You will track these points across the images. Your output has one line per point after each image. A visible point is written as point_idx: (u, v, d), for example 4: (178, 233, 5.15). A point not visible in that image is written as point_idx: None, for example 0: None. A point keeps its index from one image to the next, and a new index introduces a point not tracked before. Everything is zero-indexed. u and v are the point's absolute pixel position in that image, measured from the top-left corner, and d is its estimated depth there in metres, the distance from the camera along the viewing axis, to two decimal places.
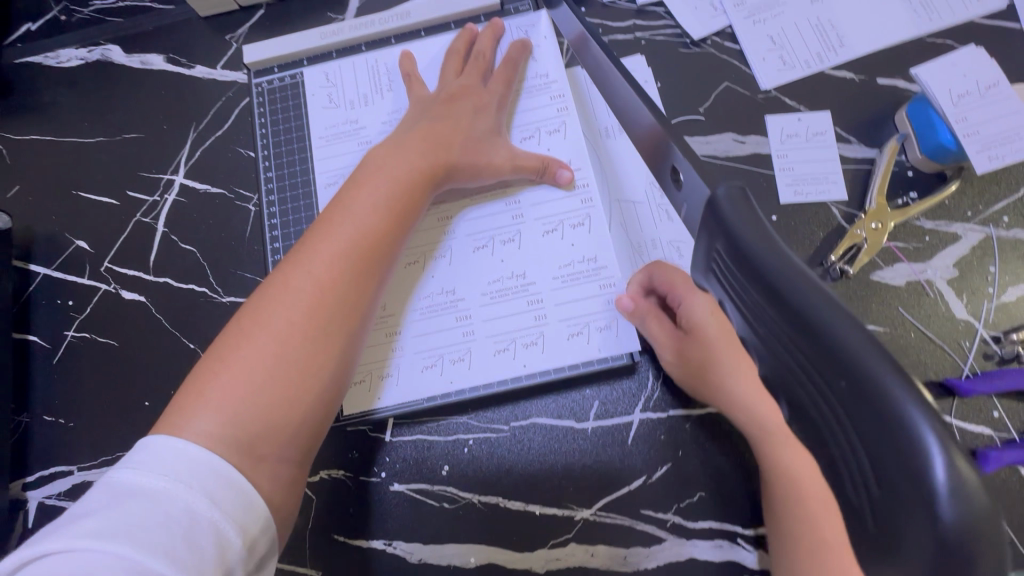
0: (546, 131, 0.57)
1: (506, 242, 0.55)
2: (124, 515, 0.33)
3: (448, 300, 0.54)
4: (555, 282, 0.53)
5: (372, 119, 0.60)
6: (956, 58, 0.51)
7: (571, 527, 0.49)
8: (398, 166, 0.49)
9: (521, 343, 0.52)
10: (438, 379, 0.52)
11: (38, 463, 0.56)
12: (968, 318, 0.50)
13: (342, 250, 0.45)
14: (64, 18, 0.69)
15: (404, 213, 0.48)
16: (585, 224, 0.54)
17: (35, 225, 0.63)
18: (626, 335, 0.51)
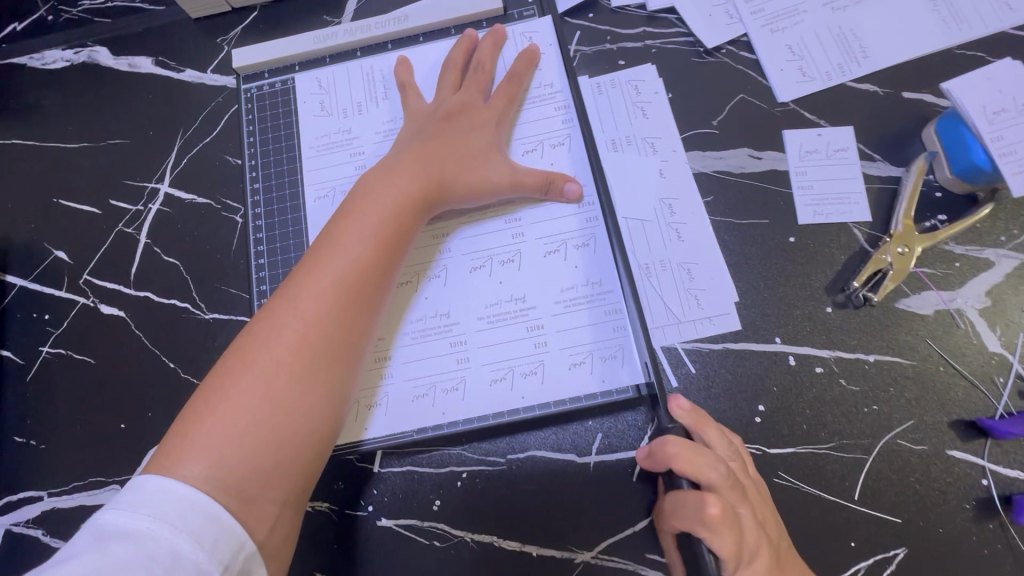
0: (548, 146, 0.54)
1: (505, 263, 0.51)
2: (105, 559, 0.31)
3: (441, 324, 0.51)
4: (556, 308, 0.50)
5: (366, 129, 0.57)
6: (990, 71, 0.48)
7: (570, 570, 0.46)
8: (391, 187, 0.47)
9: (519, 372, 0.49)
10: (430, 410, 0.49)
11: (6, 487, 0.53)
12: (1001, 352, 0.46)
13: (330, 280, 0.43)
14: (51, 18, 0.66)
15: (398, 238, 0.46)
16: (589, 245, 0.51)
17: (14, 234, 0.60)
18: (632, 366, 0.47)
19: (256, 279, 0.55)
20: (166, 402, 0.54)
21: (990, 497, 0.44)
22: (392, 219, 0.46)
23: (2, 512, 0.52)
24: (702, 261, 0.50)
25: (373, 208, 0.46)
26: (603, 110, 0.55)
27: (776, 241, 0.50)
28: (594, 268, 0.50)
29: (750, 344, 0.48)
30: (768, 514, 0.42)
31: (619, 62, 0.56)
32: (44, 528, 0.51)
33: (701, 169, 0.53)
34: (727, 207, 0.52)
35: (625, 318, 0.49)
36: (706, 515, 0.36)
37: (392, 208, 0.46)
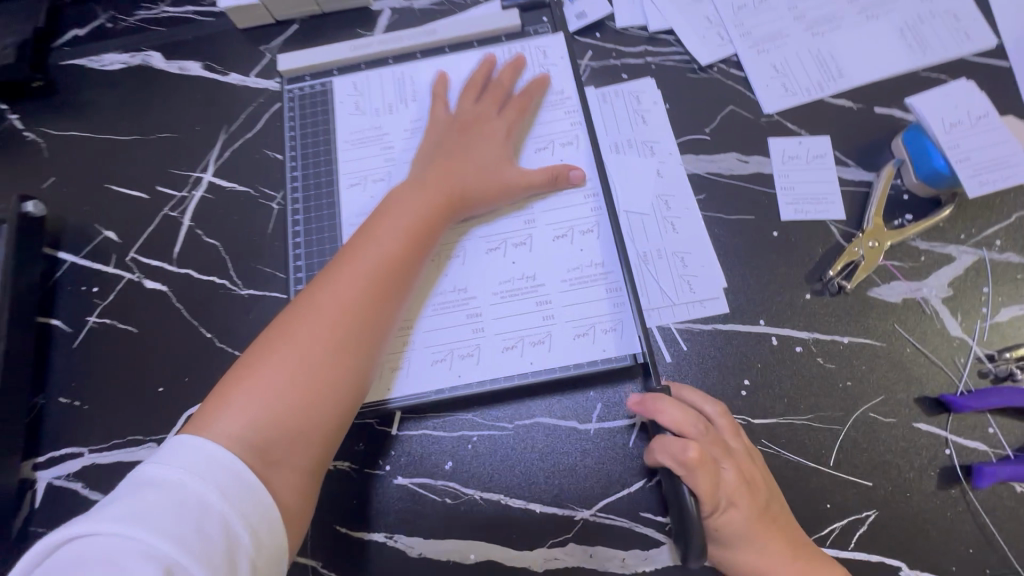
0: (558, 143, 0.60)
1: (518, 245, 0.57)
2: (142, 503, 0.35)
3: (458, 298, 0.56)
4: (564, 285, 0.55)
5: (395, 127, 0.63)
6: (948, 89, 0.54)
7: (571, 527, 0.50)
8: (422, 191, 0.53)
9: (529, 341, 0.54)
10: (446, 374, 0.54)
11: (50, 444, 0.57)
12: (962, 336, 0.51)
13: (368, 269, 0.48)
14: (110, 26, 0.74)
15: (426, 236, 0.52)
16: (593, 230, 0.56)
17: (66, 215, 0.65)
18: (630, 337, 0.53)
19: (292, 260, 0.60)
20: (201, 369, 0.58)
21: (952, 466, 0.48)
22: (420, 219, 0.52)
23: (45, 467, 0.56)
24: (696, 250, 0.56)
25: (405, 209, 0.52)
26: (607, 117, 0.61)
27: (761, 235, 0.56)
28: (598, 249, 0.56)
29: (737, 325, 0.53)
30: (760, 478, 0.46)
31: (622, 76, 0.63)
32: (83, 482, 0.55)
33: (694, 171, 0.59)
34: (717, 204, 0.57)
35: (624, 295, 0.54)
36: (684, 456, 0.44)
37: (421, 210, 0.52)
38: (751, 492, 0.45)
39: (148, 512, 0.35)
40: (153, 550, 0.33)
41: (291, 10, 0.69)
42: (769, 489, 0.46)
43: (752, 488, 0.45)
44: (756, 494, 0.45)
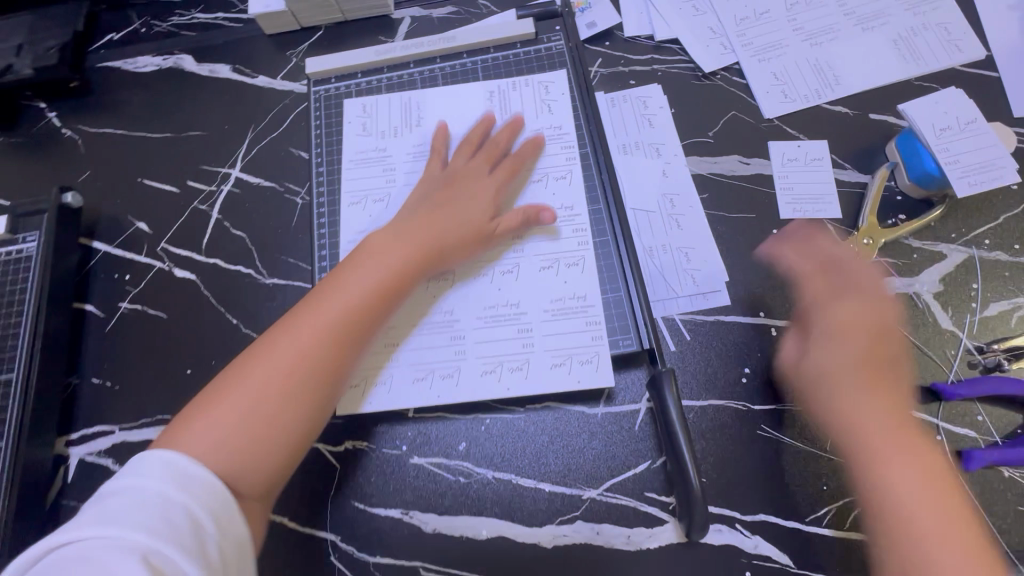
0: (554, 174, 0.61)
1: (505, 273, 0.58)
2: (103, 509, 0.38)
3: (443, 320, 0.57)
4: (544, 315, 0.56)
5: (399, 150, 0.65)
6: (938, 97, 0.58)
7: (578, 506, 0.52)
8: (399, 245, 0.54)
9: (507, 367, 0.55)
10: (425, 392, 0.55)
11: (83, 422, 0.60)
12: (952, 329, 0.54)
13: (334, 315, 0.50)
14: (144, 30, 0.78)
15: (397, 286, 0.53)
16: (578, 264, 0.57)
17: (101, 207, 0.69)
18: (607, 372, 0.53)
19: (316, 252, 0.62)
20: (227, 353, 0.61)
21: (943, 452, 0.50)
22: (393, 274, 0.53)
23: (77, 443, 0.59)
24: (699, 246, 0.59)
25: (378, 259, 0.53)
26: (615, 121, 0.65)
27: (762, 232, 0.59)
28: (586, 277, 0.57)
29: (738, 317, 0.56)
30: (885, 349, 0.50)
31: (630, 82, 0.67)
32: (113, 458, 0.58)
33: (697, 171, 0.62)
34: (720, 203, 0.61)
35: (603, 330, 0.55)
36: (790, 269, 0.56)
37: (396, 263, 0.53)
38: (867, 347, 0.49)
39: (111, 514, 0.37)
40: (124, 540, 0.36)
41: (317, 17, 0.73)
42: (890, 366, 0.49)
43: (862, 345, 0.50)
44: (868, 354, 0.49)
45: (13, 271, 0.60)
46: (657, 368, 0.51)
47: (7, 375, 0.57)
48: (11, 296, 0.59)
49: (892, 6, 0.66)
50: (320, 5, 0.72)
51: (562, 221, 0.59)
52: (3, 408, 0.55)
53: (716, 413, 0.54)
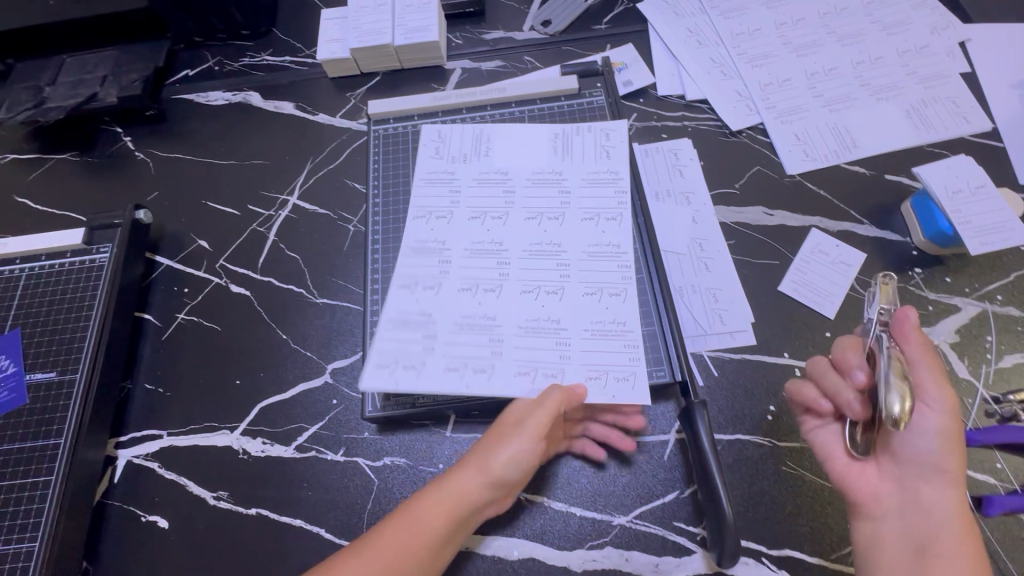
0: (606, 212, 0.62)
1: (551, 292, 0.58)
2: None
3: (484, 322, 0.57)
4: (586, 333, 0.56)
5: (466, 174, 0.67)
6: (951, 163, 0.62)
7: (608, 532, 0.54)
8: (451, 490, 0.49)
9: (542, 372, 0.54)
10: (458, 383, 0.54)
11: (133, 425, 0.62)
12: (969, 378, 0.57)
13: (388, 556, 0.46)
14: (216, 68, 0.85)
15: (461, 521, 0.49)
16: (622, 294, 0.57)
17: (166, 224, 0.74)
18: (643, 391, 0.53)
19: (369, 276, 0.66)
20: (275, 366, 0.64)
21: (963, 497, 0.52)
22: (451, 519, 0.48)
23: (127, 445, 0.61)
24: (727, 288, 0.62)
25: (434, 500, 0.49)
26: (649, 170, 0.70)
27: (785, 277, 0.63)
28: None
29: (764, 357, 0.59)
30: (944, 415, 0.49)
31: (662, 136, 0.73)
32: (160, 461, 0.60)
33: (724, 220, 0.67)
34: (745, 248, 0.65)
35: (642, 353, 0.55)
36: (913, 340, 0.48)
37: (454, 499, 0.49)
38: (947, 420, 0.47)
39: None
40: None
41: (376, 65, 0.81)
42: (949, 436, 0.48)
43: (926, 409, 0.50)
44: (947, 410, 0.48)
45: (86, 280, 0.65)
46: (689, 399, 0.54)
47: (71, 376, 0.60)
48: (81, 301, 0.64)
49: (904, 80, 0.72)
50: (381, 55, 0.79)
51: (609, 255, 0.60)
52: (64, 406, 0.59)
53: (744, 448, 0.56)
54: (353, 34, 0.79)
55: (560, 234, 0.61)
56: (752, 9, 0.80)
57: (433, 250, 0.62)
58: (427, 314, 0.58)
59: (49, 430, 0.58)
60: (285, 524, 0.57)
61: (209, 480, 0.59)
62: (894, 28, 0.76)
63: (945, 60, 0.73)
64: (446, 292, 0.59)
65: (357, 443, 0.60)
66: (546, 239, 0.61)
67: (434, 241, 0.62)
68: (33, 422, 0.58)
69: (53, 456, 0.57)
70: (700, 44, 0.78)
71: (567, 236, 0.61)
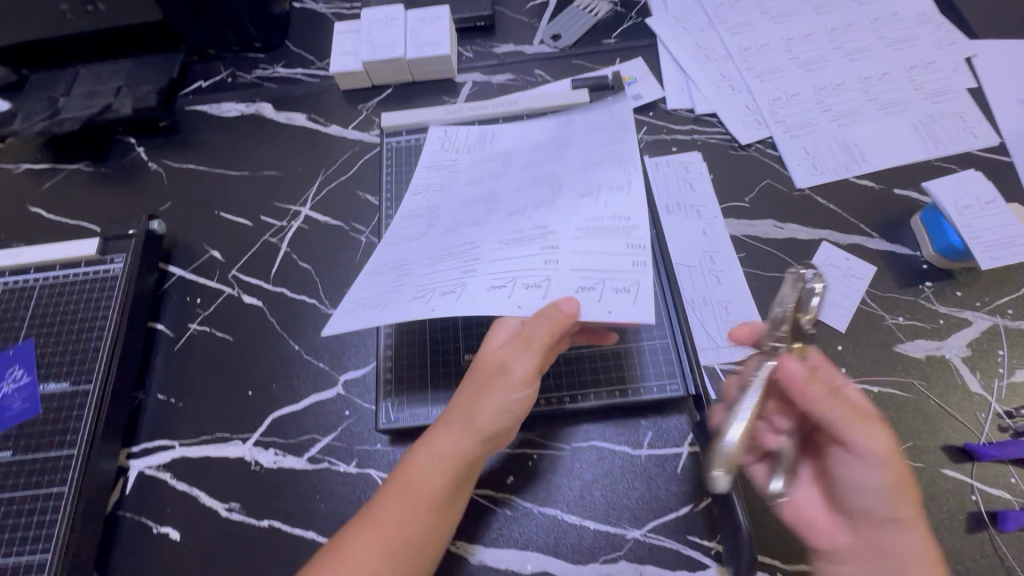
0: (601, 134, 0.58)
1: (539, 207, 0.53)
2: None
3: (464, 248, 0.52)
4: (578, 233, 0.50)
5: (468, 164, 0.64)
6: (960, 177, 0.63)
7: (622, 546, 0.53)
8: (440, 452, 0.48)
9: (522, 283, 0.48)
10: (422, 307, 0.47)
11: (145, 435, 0.63)
12: (982, 393, 0.57)
13: (396, 522, 0.46)
14: (229, 80, 0.86)
15: (459, 478, 0.48)
16: (623, 188, 0.52)
17: (179, 234, 0.75)
18: (644, 302, 0.45)
19: None
20: (286, 375, 0.65)
21: (978, 512, 0.52)
22: (448, 479, 0.48)
23: (138, 456, 0.61)
24: (738, 300, 0.63)
25: (427, 465, 0.48)
26: (660, 183, 0.70)
27: None
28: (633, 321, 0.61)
29: None
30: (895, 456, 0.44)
31: (672, 149, 0.73)
32: (171, 472, 0.60)
33: (735, 233, 0.67)
34: (756, 262, 0.65)
35: (646, 257, 0.47)
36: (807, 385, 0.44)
37: (448, 458, 0.48)
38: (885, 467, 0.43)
39: None
40: None
41: (387, 78, 0.82)
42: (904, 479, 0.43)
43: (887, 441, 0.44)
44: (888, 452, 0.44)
45: (100, 290, 0.65)
46: None
47: (84, 386, 0.60)
48: (95, 311, 0.64)
49: (911, 96, 0.73)
50: (393, 68, 0.80)
51: (610, 162, 0.54)
52: (78, 416, 0.59)
53: None
54: (365, 47, 0.79)
55: (553, 164, 0.58)
56: (760, 25, 0.81)
57: (427, 215, 0.59)
58: (405, 257, 0.54)
59: (63, 440, 0.58)
60: (297, 535, 0.56)
61: (221, 490, 0.59)
62: (901, 44, 0.77)
63: (952, 76, 0.74)
64: (431, 238, 0.55)
65: (369, 455, 0.59)
66: (542, 172, 0.58)
67: (427, 209, 0.60)
68: (46, 432, 0.58)
69: (67, 467, 0.57)
70: (708, 59, 0.79)
71: (560, 164, 0.57)
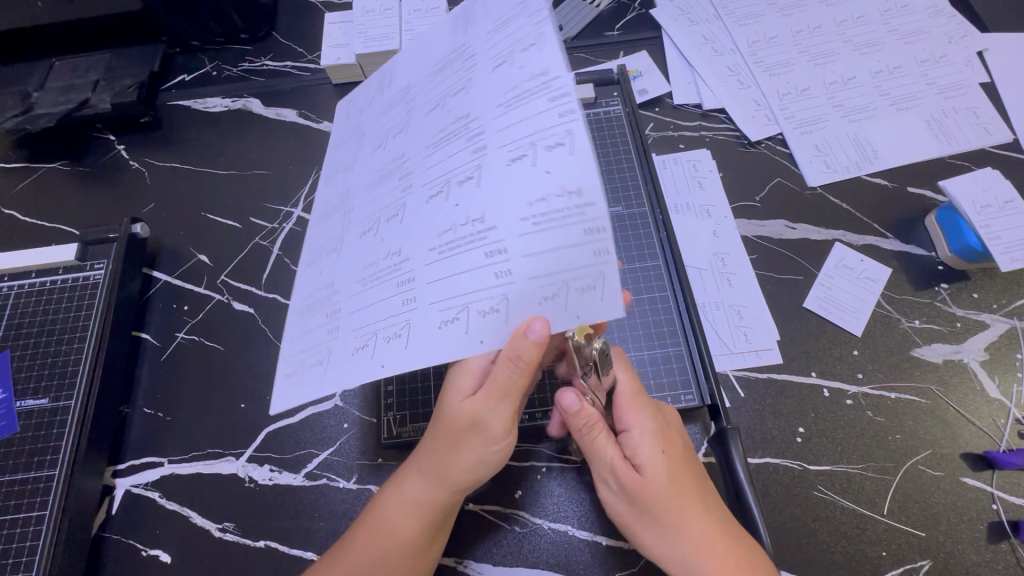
0: (518, 48, 0.42)
1: (464, 182, 0.40)
2: None
3: (392, 264, 0.42)
4: (524, 223, 0.36)
5: (371, 120, 0.53)
6: (976, 177, 0.61)
7: (636, 562, 0.51)
8: (412, 499, 0.45)
9: (475, 311, 0.37)
10: (369, 364, 0.39)
11: (132, 452, 0.59)
12: (1001, 398, 0.55)
13: (368, 567, 0.44)
14: (214, 73, 0.82)
15: (434, 523, 0.46)
16: (564, 141, 0.37)
17: (164, 237, 0.71)
18: (616, 301, 0.35)
19: None
20: None
21: (1000, 521, 0.51)
22: (424, 525, 0.45)
23: (125, 474, 0.58)
24: (751, 304, 0.61)
25: (399, 511, 0.45)
26: (668, 182, 0.68)
27: (810, 293, 0.61)
28: (644, 325, 0.58)
29: (790, 375, 0.58)
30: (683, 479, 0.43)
31: (679, 146, 0.71)
32: (160, 491, 0.57)
33: (746, 233, 0.65)
34: (768, 264, 0.63)
35: (609, 237, 0.35)
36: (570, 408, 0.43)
37: (421, 505, 0.45)
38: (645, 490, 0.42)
39: None
40: None
41: None
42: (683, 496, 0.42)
43: (624, 487, 0.43)
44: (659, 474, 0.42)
45: (79, 299, 0.61)
46: (720, 424, 0.52)
47: (64, 403, 0.57)
48: (75, 321, 0.60)
49: (923, 90, 0.71)
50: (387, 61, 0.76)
51: (535, 92, 0.39)
52: (58, 434, 0.55)
53: (775, 472, 0.54)
54: (358, 40, 0.76)
55: (466, 106, 0.43)
56: (767, 17, 0.79)
57: (340, 212, 0.50)
58: (331, 286, 0.46)
59: (43, 460, 0.54)
60: (294, 556, 0.54)
61: (213, 510, 0.56)
62: (912, 37, 0.75)
63: (964, 70, 0.72)
64: (349, 250, 0.46)
65: (369, 469, 0.57)
66: (456, 119, 0.43)
67: (340, 201, 0.51)
68: (24, 452, 0.55)
69: (47, 489, 0.53)
70: (715, 52, 0.76)
71: (475, 104, 0.42)
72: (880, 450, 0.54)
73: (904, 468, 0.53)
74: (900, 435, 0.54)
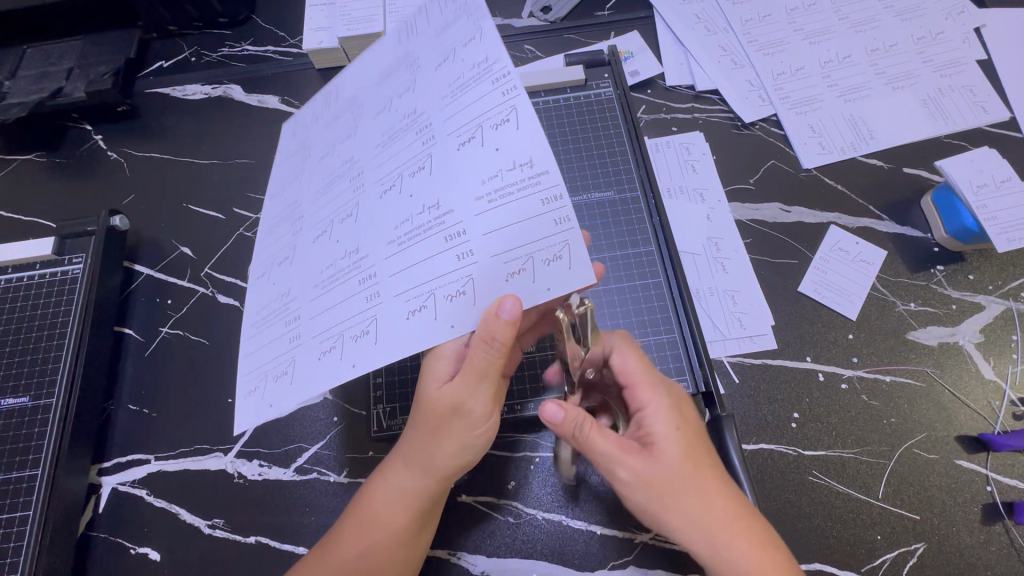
0: (460, 36, 0.40)
1: (416, 172, 0.39)
2: None
3: (351, 262, 0.41)
4: (479, 204, 0.36)
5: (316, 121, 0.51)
6: (972, 156, 0.60)
7: (630, 550, 0.51)
8: (399, 489, 0.44)
9: (441, 296, 0.36)
10: (337, 365, 0.38)
11: (118, 450, 0.58)
12: (996, 379, 0.55)
13: (357, 558, 0.43)
14: (193, 59, 0.79)
15: (422, 513, 0.45)
16: (507, 120, 0.35)
17: (145, 230, 0.69)
18: (582, 267, 0.35)
19: None
20: None
21: (994, 503, 0.51)
22: (413, 514, 0.44)
23: (112, 472, 0.57)
24: (745, 289, 0.60)
25: (386, 501, 0.44)
26: (660, 165, 0.67)
27: (805, 277, 0.60)
28: (637, 312, 0.57)
29: (786, 361, 0.57)
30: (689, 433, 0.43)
31: (672, 129, 0.69)
32: (148, 488, 0.56)
33: (740, 217, 0.64)
34: (763, 248, 0.62)
35: (568, 205, 0.34)
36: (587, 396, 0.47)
37: (408, 494, 0.44)
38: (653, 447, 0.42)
39: None
40: None
41: None
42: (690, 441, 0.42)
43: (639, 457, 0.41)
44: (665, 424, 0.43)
45: (58, 294, 0.60)
46: (714, 412, 0.51)
47: (45, 401, 0.55)
48: (54, 317, 0.59)
49: (920, 69, 0.70)
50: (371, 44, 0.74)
51: (476, 78, 0.38)
52: (40, 433, 0.54)
53: (770, 459, 0.53)
54: (341, 22, 0.73)
55: (414, 102, 0.41)
56: None
57: (290, 219, 0.48)
58: (287, 295, 0.44)
59: (25, 460, 0.53)
60: (285, 552, 0.53)
61: (201, 506, 0.55)
62: (908, 14, 0.73)
63: (961, 47, 0.71)
64: (303, 256, 0.45)
65: (360, 462, 0.56)
66: (404, 112, 0.42)
67: (291, 209, 0.48)
68: (6, 452, 0.53)
69: (31, 488, 0.52)
70: (708, 31, 0.74)
71: (420, 97, 0.41)
72: (875, 434, 0.54)
73: (898, 452, 0.53)
74: (894, 419, 0.54)
